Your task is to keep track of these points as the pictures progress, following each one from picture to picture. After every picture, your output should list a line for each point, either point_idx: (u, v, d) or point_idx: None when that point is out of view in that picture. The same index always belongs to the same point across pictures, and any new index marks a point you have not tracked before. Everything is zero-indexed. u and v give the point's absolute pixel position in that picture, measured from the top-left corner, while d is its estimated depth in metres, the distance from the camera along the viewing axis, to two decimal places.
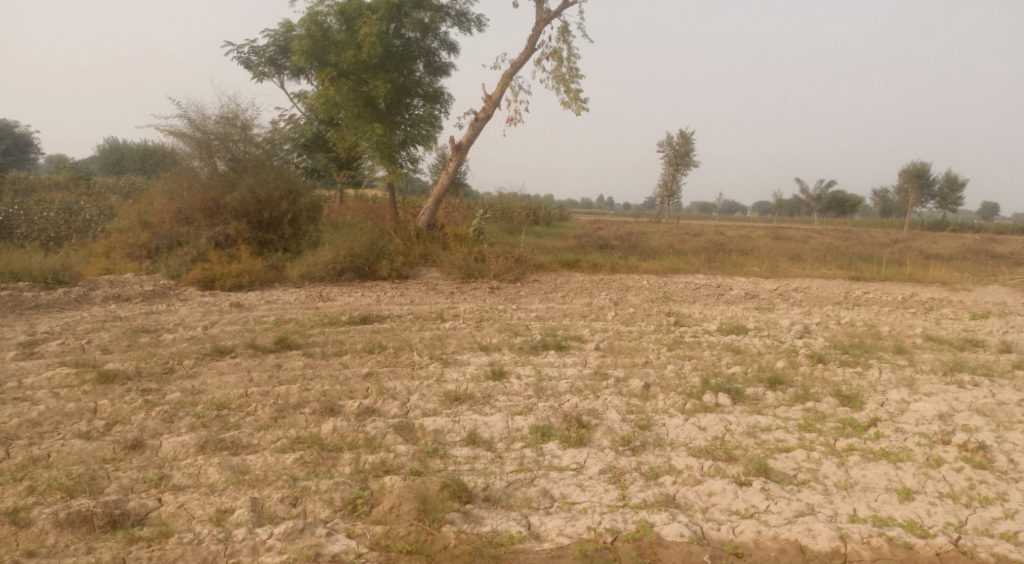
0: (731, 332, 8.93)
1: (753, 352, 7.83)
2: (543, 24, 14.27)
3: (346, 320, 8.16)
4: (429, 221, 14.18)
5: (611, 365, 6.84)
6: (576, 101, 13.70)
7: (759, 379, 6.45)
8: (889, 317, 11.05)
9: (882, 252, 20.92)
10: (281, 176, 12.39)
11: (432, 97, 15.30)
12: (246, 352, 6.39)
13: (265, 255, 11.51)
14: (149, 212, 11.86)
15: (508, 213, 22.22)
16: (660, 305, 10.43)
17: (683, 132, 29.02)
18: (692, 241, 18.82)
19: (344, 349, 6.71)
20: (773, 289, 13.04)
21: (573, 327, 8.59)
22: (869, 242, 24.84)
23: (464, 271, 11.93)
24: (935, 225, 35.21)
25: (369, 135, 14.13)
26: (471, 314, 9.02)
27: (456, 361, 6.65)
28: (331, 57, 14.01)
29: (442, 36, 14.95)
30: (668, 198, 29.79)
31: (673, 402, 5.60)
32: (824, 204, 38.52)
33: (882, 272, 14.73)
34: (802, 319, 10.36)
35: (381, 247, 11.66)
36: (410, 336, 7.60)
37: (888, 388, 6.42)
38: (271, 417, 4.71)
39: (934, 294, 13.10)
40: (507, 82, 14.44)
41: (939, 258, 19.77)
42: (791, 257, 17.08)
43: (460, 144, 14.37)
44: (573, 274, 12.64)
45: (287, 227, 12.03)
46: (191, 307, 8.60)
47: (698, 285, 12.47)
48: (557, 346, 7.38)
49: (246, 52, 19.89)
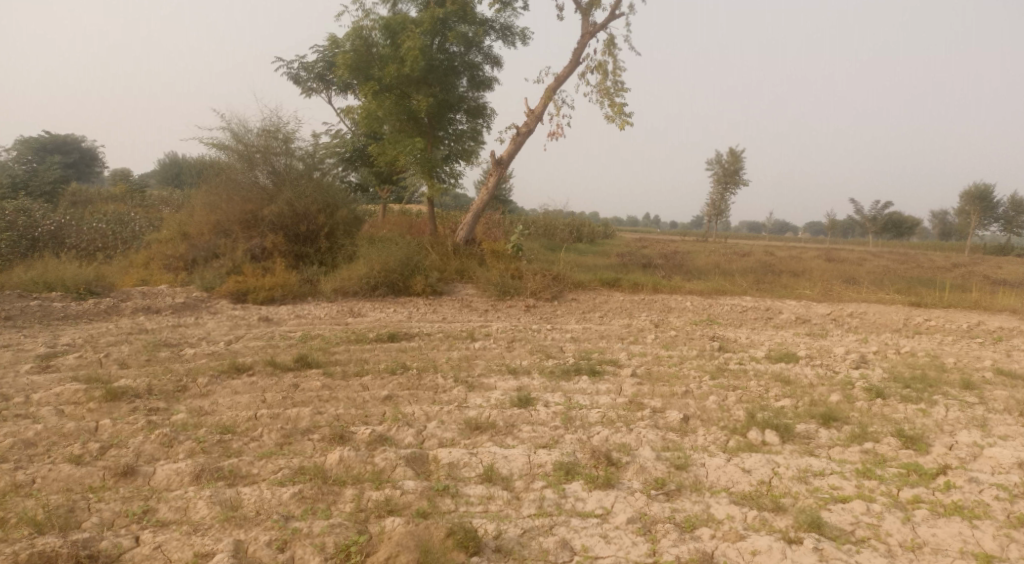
0: (780, 360, 8.37)
1: (804, 383, 7.27)
2: (589, 37, 13.95)
3: (374, 338, 7.87)
4: (468, 237, 13.91)
5: (647, 394, 6.39)
6: (621, 116, 13.31)
7: (810, 414, 5.93)
8: (953, 347, 10.32)
9: (943, 277, 19.90)
10: (319, 189, 12.25)
11: (475, 112, 15.05)
12: (264, 370, 6.13)
13: (300, 269, 11.35)
14: (188, 224, 11.79)
15: (552, 230, 21.84)
16: (704, 328, 9.91)
17: (733, 150, 28.32)
18: (741, 261, 18.16)
19: (366, 368, 6.40)
20: (826, 314, 12.38)
21: (611, 351, 8.14)
22: (928, 265, 23.77)
23: (500, 288, 11.59)
24: (999, 249, 33.67)
25: (410, 149, 13.95)
26: (504, 334, 8.65)
27: (482, 384, 6.27)
28: (374, 71, 13.92)
29: (486, 50, 14.71)
30: (716, 217, 29.10)
31: (714, 438, 5.13)
32: (879, 225, 37.23)
33: (945, 298, 13.91)
34: (857, 347, 9.72)
35: (416, 262, 11.40)
36: (438, 356, 7.26)
37: (956, 428, 5.84)
38: (276, 444, 4.41)
39: (1002, 323, 12.26)
40: (550, 96, 14.15)
41: (1005, 284, 18.70)
42: (846, 280, 16.32)
43: (501, 158, 14.08)
44: (614, 294, 12.18)
45: (323, 240, 11.86)
46: (219, 320, 8.41)
47: (746, 308, 11.90)
48: (590, 370, 6.95)
49: (296, 67, 20.00)
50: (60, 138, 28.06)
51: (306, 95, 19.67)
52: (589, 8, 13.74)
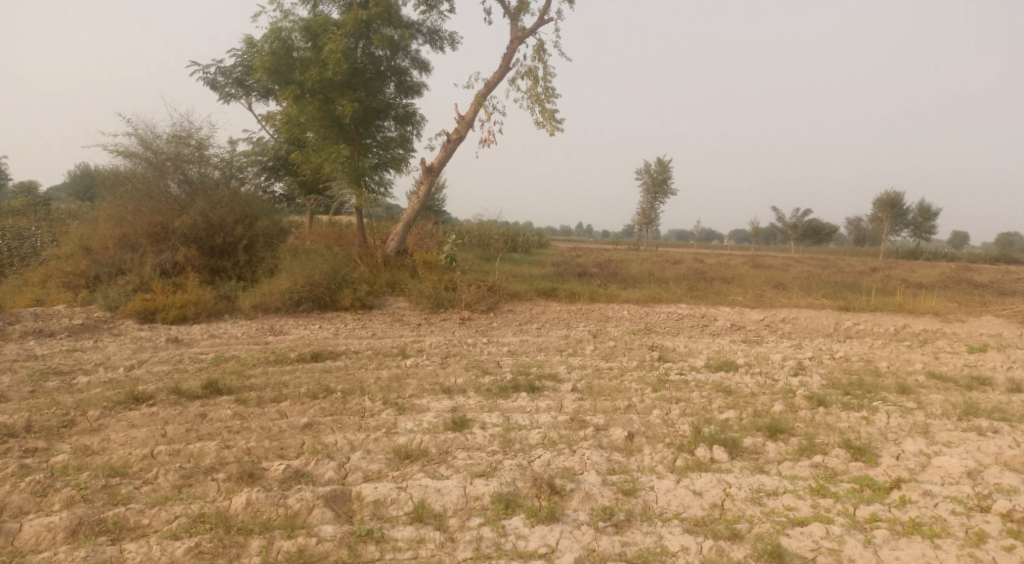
0: (720, 369, 8.17)
1: (747, 393, 7.07)
2: (518, 43, 13.68)
3: (296, 357, 7.31)
4: (399, 248, 13.42)
5: (589, 411, 6.04)
6: (551, 122, 13.07)
7: (757, 426, 5.69)
8: (884, 351, 10.39)
9: (865, 281, 20.40)
10: (237, 199, 11.56)
11: (404, 119, 14.54)
12: (168, 399, 5.52)
13: (217, 284, 10.64)
14: (90, 237, 10.78)
15: (485, 240, 21.47)
16: (642, 338, 9.68)
17: (660, 160, 28.58)
18: (673, 269, 18.16)
19: (284, 393, 5.85)
20: (760, 320, 12.37)
21: (549, 364, 7.78)
22: (848, 270, 24.44)
23: (433, 300, 11.13)
24: (910, 253, 35.02)
25: (335, 156, 13.35)
26: (437, 349, 8.20)
27: (414, 406, 5.81)
28: (295, 75, 13.29)
29: (413, 54, 14.28)
30: (646, 226, 29.29)
31: (662, 457, 4.82)
32: (801, 232, 38.28)
33: (872, 301, 14.12)
34: (793, 354, 9.65)
35: (343, 275, 10.83)
36: (366, 375, 6.76)
37: (902, 436, 5.69)
38: (174, 487, 3.90)
39: (927, 326, 12.49)
40: (480, 102, 13.80)
41: (922, 286, 19.28)
42: (776, 286, 16.46)
43: (432, 166, 13.64)
44: (550, 304, 11.87)
45: (241, 253, 11.17)
46: (122, 343, 7.69)
47: (681, 316, 11.77)
48: (529, 387, 6.57)
49: (213, 73, 19.08)
50: None
51: (225, 102, 18.79)
52: (518, 13, 13.46)
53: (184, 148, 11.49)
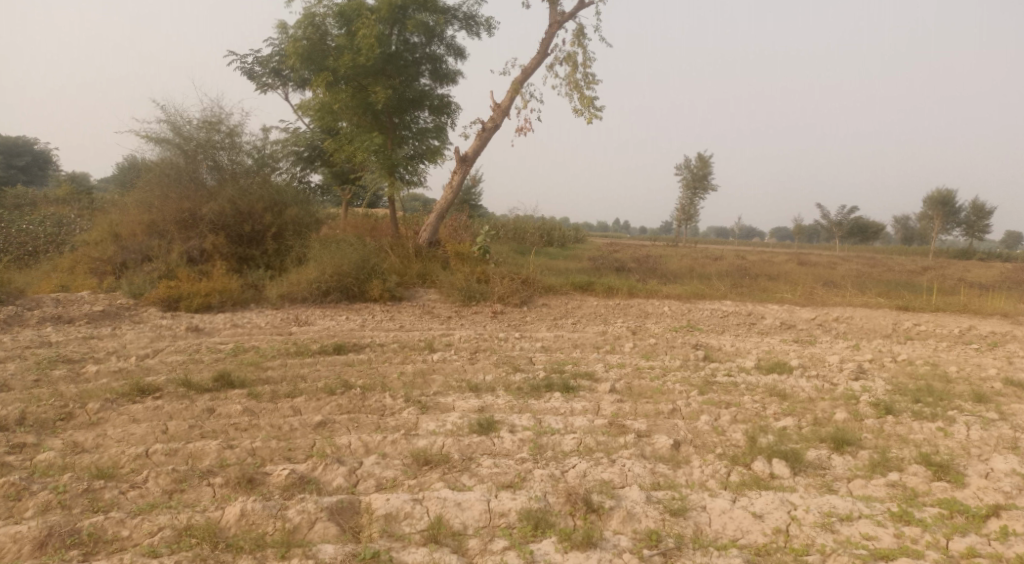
0: (772, 371, 7.54)
1: (803, 398, 6.45)
2: (557, 27, 13.12)
3: (317, 350, 6.89)
4: (431, 239, 12.99)
5: (630, 415, 5.50)
6: (590, 109, 12.50)
7: (819, 436, 5.10)
8: (950, 354, 9.63)
9: (919, 280, 19.41)
10: (266, 187, 11.23)
11: (440, 108, 14.05)
12: (175, 392, 5.14)
13: (244, 272, 10.31)
14: (120, 222, 10.55)
15: (522, 233, 20.97)
16: (685, 335, 9.08)
17: (701, 155, 27.74)
18: (716, 265, 17.44)
19: (300, 388, 5.41)
20: (811, 319, 11.64)
21: (585, 362, 7.25)
22: (899, 268, 23.38)
23: (464, 293, 10.68)
24: (962, 253, 33.55)
25: (368, 145, 12.93)
26: (466, 344, 7.73)
27: (438, 405, 5.34)
28: (329, 61, 12.87)
29: (449, 40, 13.81)
30: (685, 222, 28.47)
31: (712, 470, 4.29)
32: (846, 231, 37.01)
33: (932, 301, 13.28)
34: (851, 356, 8.96)
35: (373, 265, 10.43)
36: (389, 370, 6.30)
37: (986, 453, 5.07)
38: (163, 492, 3.54)
39: (994, 328, 11.64)
40: (517, 89, 13.30)
41: (981, 286, 18.24)
42: (827, 284, 15.66)
43: (466, 155, 13.18)
44: (588, 299, 11.33)
45: (270, 241, 10.81)
46: (140, 331, 7.37)
47: (727, 313, 11.13)
48: (563, 386, 6.04)
49: (251, 63, 18.88)
50: (11, 143, 26.66)
51: (262, 92, 18.62)
52: None
53: (214, 134, 11.18)
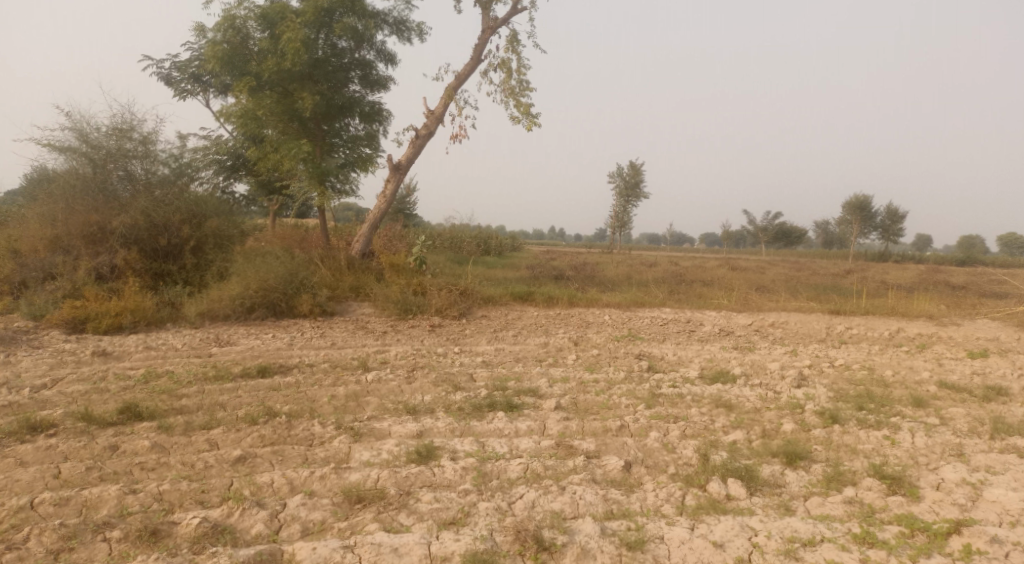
0: (716, 381, 7.39)
1: (749, 408, 6.29)
2: (491, 33, 12.87)
3: (240, 373, 6.40)
4: (364, 250, 12.52)
5: (577, 435, 5.22)
6: (527, 116, 12.28)
7: (772, 451, 4.93)
8: (884, 358, 9.72)
9: (845, 283, 19.87)
10: (185, 198, 10.58)
11: (371, 115, 13.60)
12: (73, 428, 4.62)
13: (160, 289, 9.66)
14: (19, 238, 9.76)
15: (458, 243, 20.59)
16: (627, 345, 8.89)
17: (633, 163, 27.92)
18: (651, 272, 17.43)
19: (217, 418, 4.94)
20: (748, 325, 11.65)
21: (528, 377, 6.96)
22: (824, 271, 23.96)
23: (400, 306, 10.25)
24: (880, 256, 34.76)
25: (295, 153, 12.37)
26: (403, 361, 7.33)
27: (373, 431, 4.95)
28: (251, 66, 12.35)
29: (379, 45, 13.38)
30: (619, 229, 28.58)
31: (666, 493, 4.04)
32: (772, 236, 37.92)
33: (862, 304, 13.51)
34: (791, 361, 8.93)
35: (302, 279, 9.90)
36: (319, 393, 5.87)
37: (936, 462, 4.99)
38: (49, 553, 3.27)
39: (921, 330, 11.87)
40: (450, 96, 12.98)
41: (903, 288, 18.77)
42: (760, 289, 15.81)
43: (399, 163, 12.76)
44: (527, 309, 11.05)
45: (188, 256, 10.18)
46: (39, 357, 6.74)
47: (666, 321, 11.02)
48: (507, 405, 5.72)
49: (168, 67, 17.98)
50: None
51: (181, 98, 17.74)
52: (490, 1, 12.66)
53: (125, 142, 10.35)
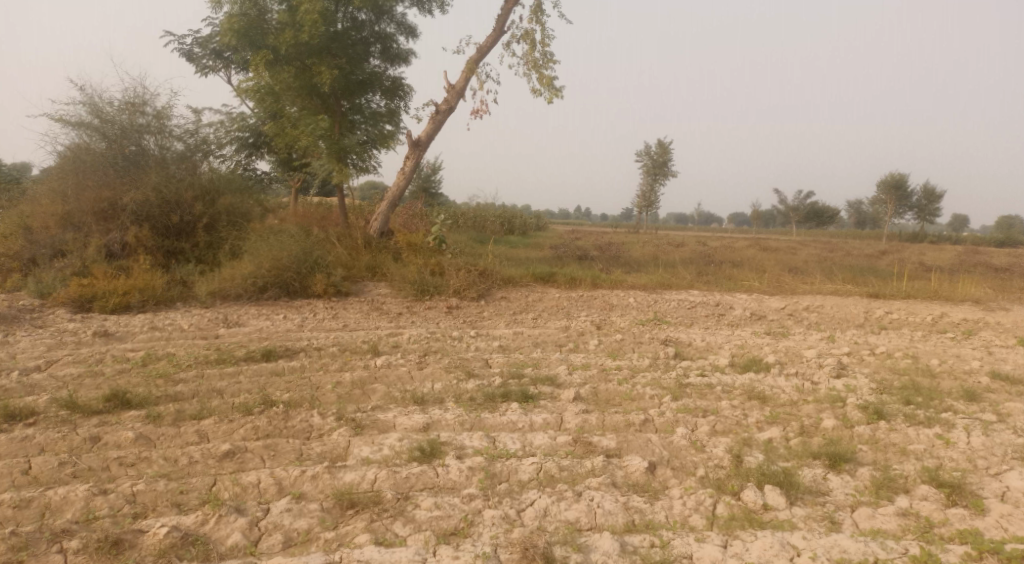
0: (748, 370, 6.91)
1: (784, 401, 5.83)
2: (514, 3, 12.34)
3: (243, 356, 6.07)
4: (383, 229, 12.15)
5: (597, 430, 4.81)
6: (550, 89, 11.78)
7: (813, 452, 4.47)
8: (928, 345, 9.15)
9: (881, 265, 19.10)
10: (198, 175, 10.28)
11: (392, 90, 13.19)
12: (55, 417, 4.33)
13: (172, 268, 9.38)
14: (29, 214, 9.53)
15: (481, 222, 20.21)
16: (653, 330, 8.43)
17: (661, 141, 27.16)
18: (678, 252, 16.88)
19: (211, 406, 4.59)
20: (781, 309, 11.10)
21: (546, 364, 6.56)
22: (858, 253, 23.13)
23: (417, 287, 9.89)
24: (915, 236, 33.69)
25: (314, 129, 11.97)
26: (415, 346, 6.97)
27: (376, 423, 4.59)
28: (268, 39, 11.95)
29: (399, 18, 12.93)
30: (645, 209, 27.93)
31: (695, 501, 3.70)
32: (802, 215, 36.92)
33: (903, 287, 12.86)
34: (828, 348, 8.41)
35: (316, 258, 9.55)
36: (323, 380, 5.50)
37: (998, 467, 4.55)
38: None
39: (966, 315, 11.23)
40: (471, 69, 12.51)
41: (942, 270, 17.98)
42: (793, 270, 15.19)
43: (419, 139, 12.35)
44: (549, 291, 10.63)
45: (201, 233, 9.88)
46: (38, 338, 6.48)
47: (694, 303, 10.53)
48: (522, 395, 5.32)
49: (189, 43, 17.69)
50: None
51: (202, 74, 17.45)
52: None
53: (137, 116, 10.05)
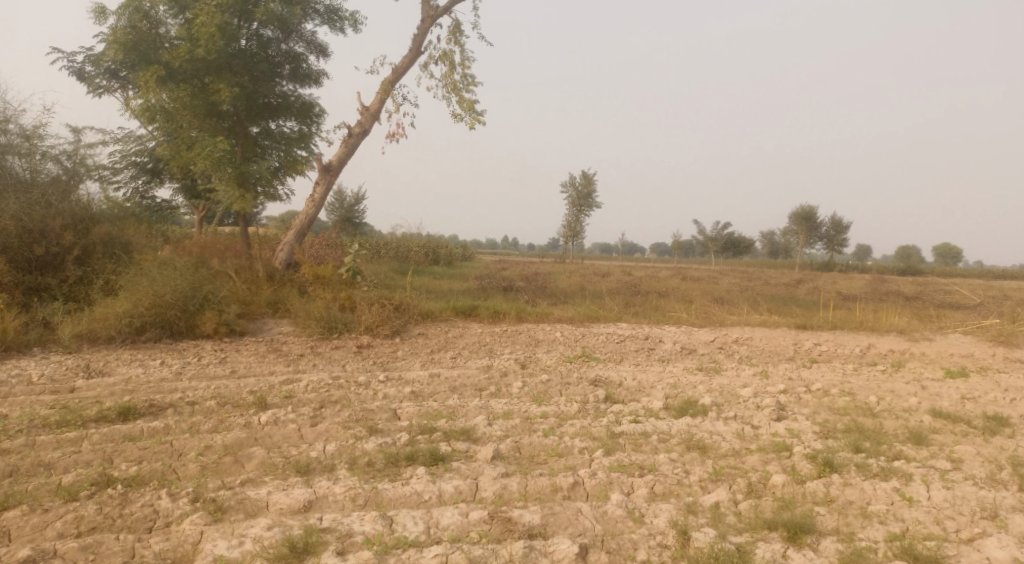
0: (685, 413, 6.27)
1: (726, 451, 5.20)
2: (431, 23, 11.69)
3: (96, 414, 5.08)
4: (290, 261, 11.16)
5: (518, 501, 4.03)
6: (471, 114, 11.14)
7: (769, 522, 3.84)
8: (862, 378, 8.79)
9: (802, 294, 19.06)
10: (71, 200, 9.09)
11: (304, 112, 12.22)
12: None
13: (34, 307, 8.19)
14: None
15: (404, 253, 19.33)
16: (581, 368, 7.75)
17: (585, 172, 27.02)
18: (604, 282, 16.37)
19: (27, 489, 3.71)
20: (711, 342, 10.65)
21: (462, 414, 5.76)
22: (777, 282, 23.22)
23: (324, 323, 8.95)
24: (825, 265, 34.56)
25: (211, 152, 10.84)
26: (313, 395, 6.07)
27: (244, 504, 3.72)
28: (160, 54, 10.81)
29: (309, 36, 12.08)
30: (571, 239, 27.59)
31: None
32: (720, 245, 37.38)
33: (828, 318, 12.62)
34: (763, 384, 7.91)
35: (207, 293, 8.49)
36: (188, 443, 4.54)
37: (970, 530, 4.02)
38: None
39: (892, 345, 11.01)
40: (386, 90, 11.76)
41: (861, 299, 18.04)
42: (719, 301, 14.88)
43: (329, 163, 11.46)
44: (470, 326, 9.85)
45: (72, 267, 8.70)
46: None
47: (622, 337, 9.95)
48: (431, 456, 4.48)
49: (80, 61, 16.33)
50: None
51: (95, 94, 16.08)
52: None
53: None
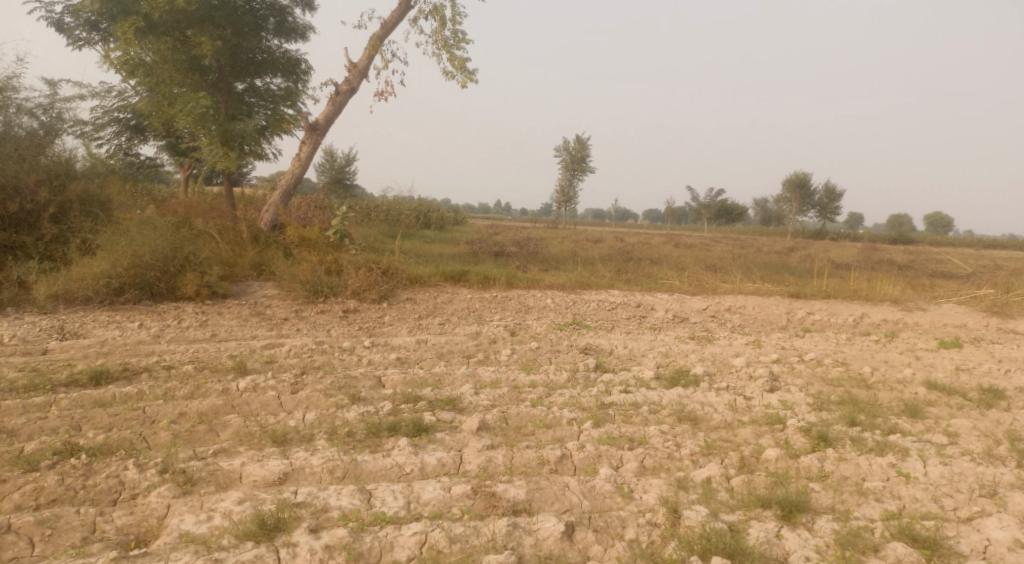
0: (676, 383, 6.12)
1: (719, 423, 5.05)
2: None
3: (66, 378, 4.90)
4: (275, 222, 10.91)
5: (503, 475, 3.86)
6: (462, 72, 10.81)
7: (762, 500, 3.71)
8: (855, 348, 8.66)
9: (795, 262, 18.90)
10: (46, 156, 8.76)
11: (290, 68, 11.83)
12: None
13: (8, 266, 7.93)
14: None
15: (395, 216, 19.01)
16: (571, 336, 7.57)
17: (579, 136, 26.62)
18: (596, 248, 16.14)
19: None
20: (703, 310, 10.50)
21: (448, 382, 5.59)
22: (770, 250, 23.05)
23: (309, 287, 8.73)
24: (817, 233, 34.39)
25: (193, 109, 10.46)
26: (294, 361, 5.88)
27: (216, 477, 3.59)
28: (139, 4, 10.33)
29: None
30: (564, 204, 27.28)
31: None
32: (714, 212, 37.14)
33: (822, 286, 12.47)
34: (756, 354, 7.77)
35: (188, 253, 8.23)
36: (160, 410, 4.35)
37: (968, 510, 3.91)
38: None
39: (886, 315, 10.88)
40: (375, 47, 11.41)
41: (854, 267, 17.88)
42: (712, 268, 14.70)
43: (316, 122, 11.13)
44: (459, 291, 9.64)
45: (47, 225, 8.41)
46: None
47: (614, 305, 9.78)
48: (414, 427, 4.30)
49: (60, 12, 15.81)
50: None
51: (76, 47, 15.60)
52: None
53: None
